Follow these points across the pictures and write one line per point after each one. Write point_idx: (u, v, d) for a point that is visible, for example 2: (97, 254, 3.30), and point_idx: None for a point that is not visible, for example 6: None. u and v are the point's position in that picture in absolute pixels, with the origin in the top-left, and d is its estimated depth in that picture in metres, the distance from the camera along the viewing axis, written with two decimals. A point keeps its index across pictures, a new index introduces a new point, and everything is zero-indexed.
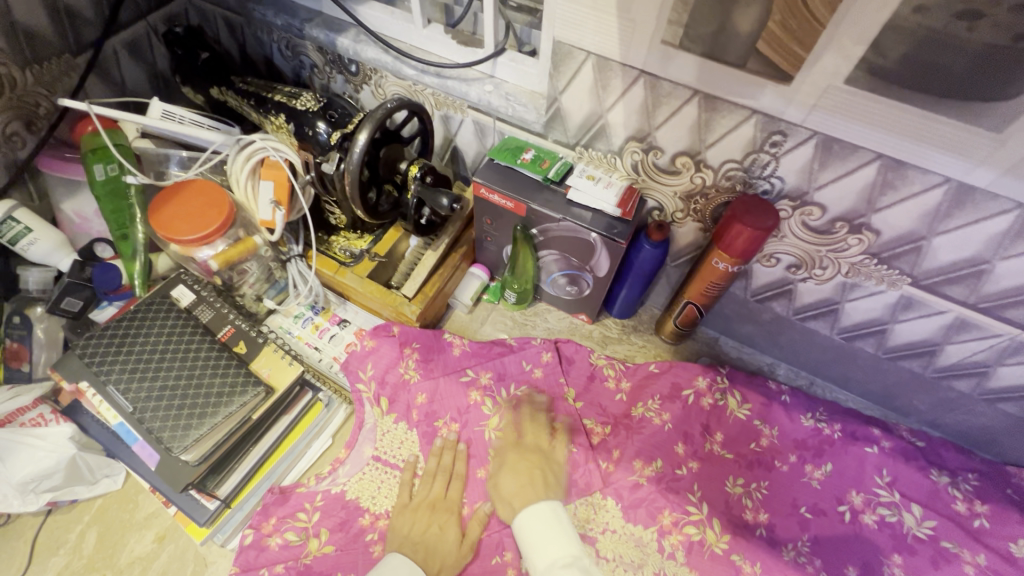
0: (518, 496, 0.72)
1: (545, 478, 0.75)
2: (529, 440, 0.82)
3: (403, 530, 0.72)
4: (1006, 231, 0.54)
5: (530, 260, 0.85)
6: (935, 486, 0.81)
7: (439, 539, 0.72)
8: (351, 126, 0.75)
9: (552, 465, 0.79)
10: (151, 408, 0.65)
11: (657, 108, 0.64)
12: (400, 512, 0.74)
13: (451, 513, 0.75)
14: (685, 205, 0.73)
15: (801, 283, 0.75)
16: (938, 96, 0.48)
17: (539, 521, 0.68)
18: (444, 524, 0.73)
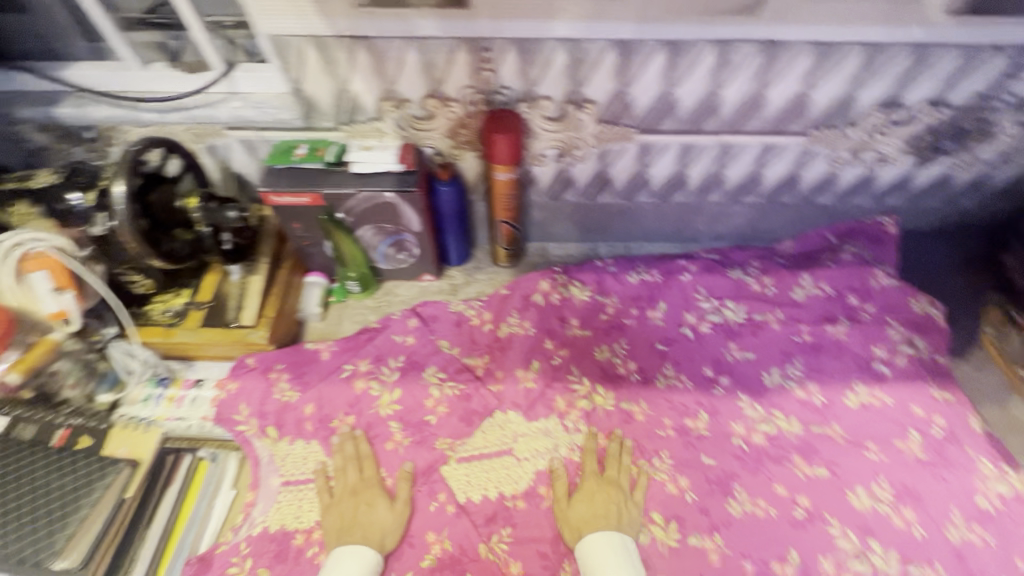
0: (583, 518, 0.74)
1: (617, 514, 0.74)
2: (609, 488, 0.78)
3: (336, 525, 0.74)
4: (666, 64, 0.71)
5: (353, 244, 0.90)
6: (737, 281, 1.02)
7: (371, 513, 0.76)
8: (105, 183, 0.77)
9: (629, 504, 0.77)
10: (6, 537, 0.65)
11: (387, 65, 0.72)
12: (327, 512, 0.76)
13: (375, 487, 0.79)
14: (455, 140, 0.83)
15: (572, 168, 0.89)
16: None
17: (608, 545, 0.69)
18: (372, 500, 0.77)
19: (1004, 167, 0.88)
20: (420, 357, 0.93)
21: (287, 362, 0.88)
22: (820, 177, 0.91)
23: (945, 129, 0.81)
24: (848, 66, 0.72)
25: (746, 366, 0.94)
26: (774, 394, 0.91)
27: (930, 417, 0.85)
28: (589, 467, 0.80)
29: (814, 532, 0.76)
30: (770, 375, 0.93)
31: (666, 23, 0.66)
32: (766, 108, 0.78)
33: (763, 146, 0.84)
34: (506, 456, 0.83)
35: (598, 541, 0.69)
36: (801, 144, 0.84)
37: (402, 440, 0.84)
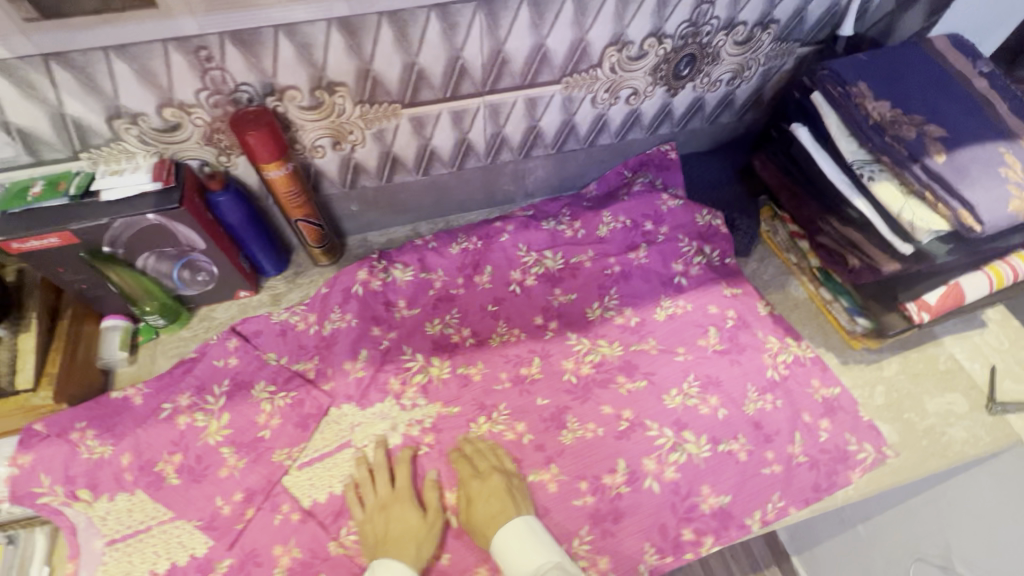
0: (486, 519, 0.74)
1: (513, 498, 0.76)
2: (489, 476, 0.78)
3: (370, 541, 0.73)
4: (395, 37, 0.73)
5: (137, 277, 0.84)
6: (553, 231, 1.06)
7: (402, 526, 0.74)
8: None
9: (518, 483, 0.79)
10: None
11: (99, 81, 0.67)
12: (362, 530, 0.75)
13: (401, 500, 0.77)
14: (216, 146, 0.80)
15: (355, 154, 0.89)
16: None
17: (513, 539, 0.70)
18: (399, 510, 0.75)
19: (739, 82, 1.00)
20: (246, 376, 0.88)
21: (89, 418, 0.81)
22: (592, 119, 0.98)
23: (676, 57, 0.90)
24: (566, 13, 0.78)
25: (570, 307, 1.00)
26: (597, 326, 0.98)
27: (723, 313, 0.96)
28: (466, 473, 0.79)
29: (636, 439, 0.84)
30: (591, 310, 1.00)
31: None
32: (512, 63, 0.82)
33: (526, 99, 0.89)
34: (346, 451, 0.82)
35: (507, 538, 0.70)
36: (559, 92, 0.90)
37: (235, 464, 0.81)
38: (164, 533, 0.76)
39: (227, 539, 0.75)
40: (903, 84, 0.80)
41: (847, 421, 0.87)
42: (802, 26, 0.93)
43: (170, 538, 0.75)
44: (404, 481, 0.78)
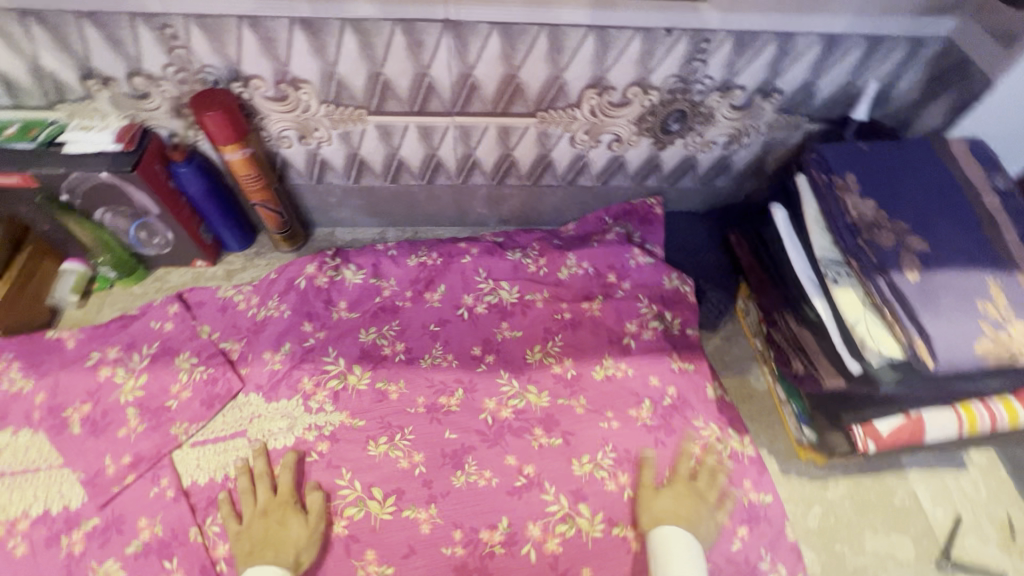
0: (659, 514, 0.74)
1: (695, 517, 0.73)
2: (684, 489, 0.77)
3: (245, 548, 0.70)
4: (359, 45, 0.73)
5: (92, 228, 0.87)
6: (515, 262, 1.03)
7: (285, 532, 0.71)
8: None
9: (710, 510, 0.75)
10: None
11: (71, 41, 0.70)
12: (238, 541, 0.72)
13: (286, 507, 0.74)
14: (184, 120, 0.83)
15: (321, 150, 0.89)
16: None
17: (673, 542, 0.68)
18: (282, 516, 0.73)
19: (736, 148, 0.93)
20: (175, 343, 0.90)
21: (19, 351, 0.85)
22: (570, 159, 0.94)
23: (663, 111, 0.85)
24: (541, 48, 0.75)
25: (511, 343, 0.96)
26: (533, 370, 0.92)
27: (664, 387, 0.89)
28: (685, 462, 0.81)
29: (527, 499, 0.80)
30: (532, 352, 0.95)
31: (340, 1, 0.68)
32: (483, 89, 0.80)
33: (498, 127, 0.86)
34: (239, 440, 0.82)
35: (670, 537, 0.69)
36: (535, 126, 0.87)
37: (135, 427, 0.82)
38: (49, 477, 0.78)
39: (100, 499, 0.76)
40: (897, 184, 0.72)
41: (766, 536, 0.79)
42: (810, 100, 0.85)
43: (51, 484, 0.77)
44: (285, 486, 0.77)
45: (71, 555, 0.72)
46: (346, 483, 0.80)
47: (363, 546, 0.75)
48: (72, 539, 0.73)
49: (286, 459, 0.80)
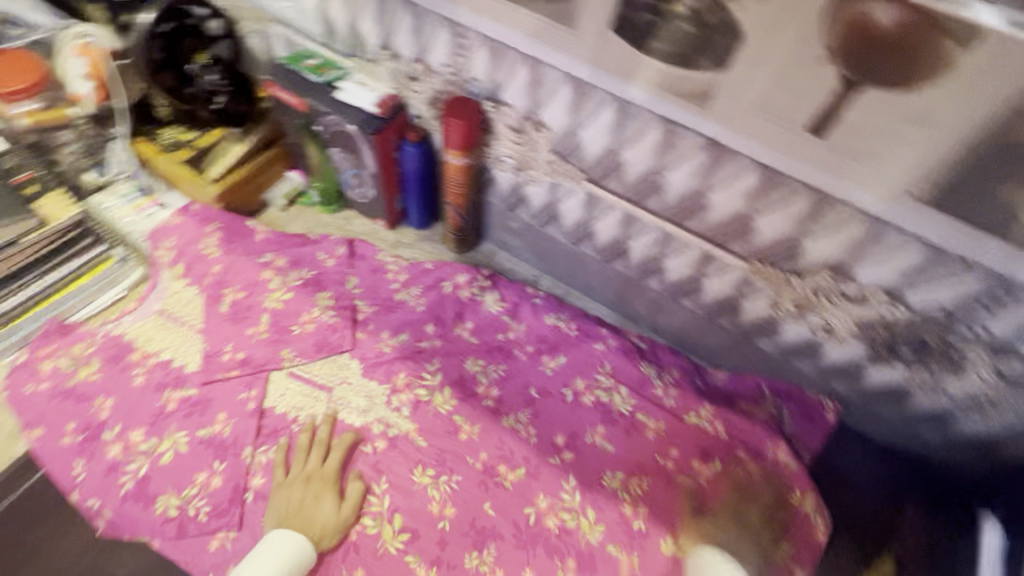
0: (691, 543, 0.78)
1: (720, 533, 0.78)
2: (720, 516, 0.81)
3: (281, 509, 0.74)
4: (613, 121, 0.71)
5: (323, 158, 0.99)
6: (644, 377, 0.94)
7: (318, 508, 0.75)
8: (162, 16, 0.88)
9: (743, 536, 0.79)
10: None
11: (389, 16, 0.79)
12: (276, 493, 0.76)
13: (327, 482, 0.78)
14: (434, 110, 0.89)
15: (527, 186, 0.90)
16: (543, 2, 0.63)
17: (703, 561, 0.72)
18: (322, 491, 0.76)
19: (973, 415, 0.73)
20: (326, 280, 1.00)
21: (224, 224, 1.00)
22: (760, 316, 0.83)
23: (900, 330, 0.71)
24: (796, 207, 0.66)
25: (596, 456, 0.88)
26: (600, 496, 0.84)
27: None
28: (687, 511, 0.83)
29: None
30: (610, 478, 0.86)
31: (617, 78, 0.65)
32: (709, 212, 0.73)
33: (703, 252, 0.79)
34: (322, 394, 0.87)
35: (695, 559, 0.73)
36: (742, 269, 0.78)
37: (261, 332, 0.92)
38: (186, 336, 0.90)
39: (207, 376, 0.86)
40: None
41: None
42: None
43: (185, 341, 0.90)
44: (335, 461, 0.80)
45: (163, 408, 0.83)
46: (380, 492, 0.80)
47: (360, 562, 0.75)
48: (171, 396, 0.84)
49: (345, 435, 0.83)
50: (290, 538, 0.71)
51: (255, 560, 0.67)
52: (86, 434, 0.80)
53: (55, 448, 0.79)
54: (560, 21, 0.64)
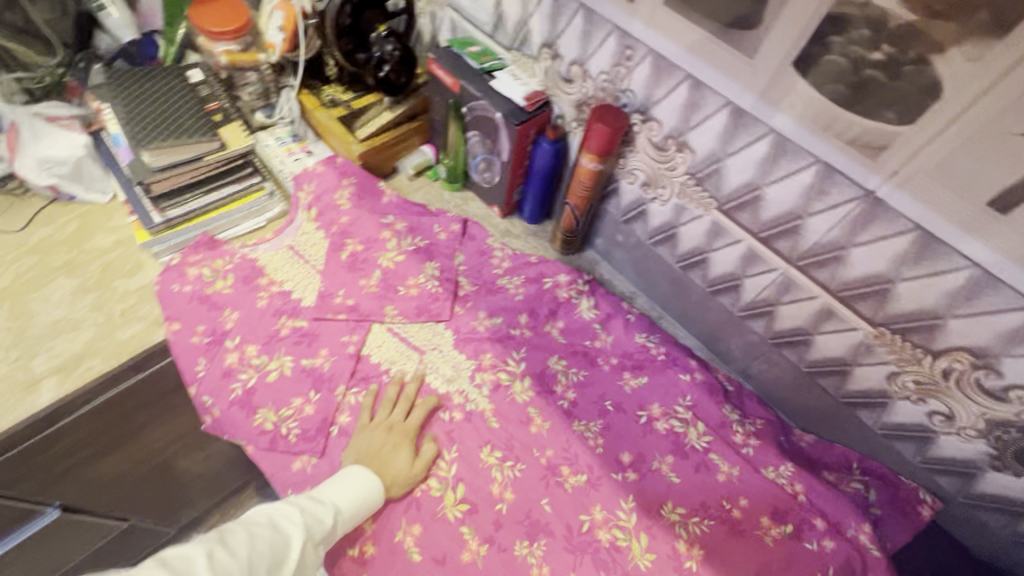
0: None
1: None
2: None
3: (362, 449, 0.81)
4: (765, 156, 0.69)
5: (460, 138, 1.04)
6: (725, 419, 0.91)
7: (393, 461, 0.80)
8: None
9: None
10: (139, 130, 0.86)
11: (559, 17, 0.83)
12: (359, 433, 0.83)
13: (405, 435, 0.82)
14: (578, 113, 0.92)
15: (651, 203, 0.90)
16: (725, 27, 0.64)
17: None
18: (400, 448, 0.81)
19: None
20: (436, 251, 1.05)
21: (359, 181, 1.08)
22: (871, 387, 0.78)
23: None
24: (949, 282, 0.62)
25: (660, 484, 0.87)
26: (657, 525, 0.83)
27: None
28: None
29: None
30: (670, 509, 0.85)
31: (783, 115, 0.64)
32: (846, 267, 0.70)
33: (825, 305, 0.76)
34: (414, 354, 0.92)
35: None
36: (866, 332, 0.74)
37: (372, 285, 0.99)
38: (307, 273, 0.99)
39: (318, 313, 0.94)
40: None
41: None
42: None
43: (305, 278, 0.98)
44: (415, 422, 0.84)
45: (277, 332, 0.91)
46: (448, 459, 0.84)
47: (419, 519, 0.79)
48: (286, 323, 0.92)
49: (427, 400, 0.87)
50: (366, 479, 0.77)
51: (339, 489, 0.75)
52: (212, 338, 0.89)
53: (186, 343, 0.88)
54: (739, 49, 0.64)
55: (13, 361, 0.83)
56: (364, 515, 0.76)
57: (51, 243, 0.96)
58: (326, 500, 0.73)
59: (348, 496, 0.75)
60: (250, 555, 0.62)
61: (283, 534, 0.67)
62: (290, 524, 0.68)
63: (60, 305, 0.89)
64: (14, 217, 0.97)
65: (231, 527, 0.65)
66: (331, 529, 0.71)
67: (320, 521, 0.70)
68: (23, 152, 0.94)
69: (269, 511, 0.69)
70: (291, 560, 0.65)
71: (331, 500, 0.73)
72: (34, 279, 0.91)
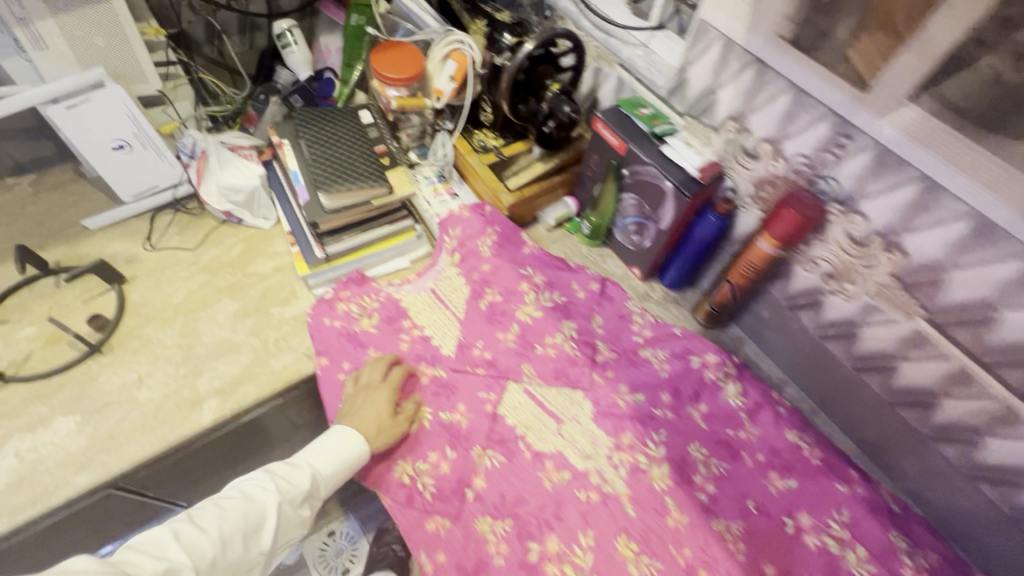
0: None
1: None
2: None
3: (349, 412, 0.83)
4: (1012, 278, 0.61)
5: (613, 199, 1.01)
6: (891, 546, 0.80)
7: (373, 412, 0.82)
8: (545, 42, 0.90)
9: None
10: (319, 174, 0.88)
11: (758, 93, 0.77)
12: (348, 399, 0.85)
13: (387, 393, 0.84)
14: (755, 190, 0.86)
15: (830, 295, 0.82)
16: (992, 135, 0.56)
17: None
18: (377, 400, 0.83)
19: None
20: (573, 310, 1.02)
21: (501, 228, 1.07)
22: None
23: None
24: None
25: None
26: None
27: None
28: None
29: None
30: None
31: None
32: None
33: None
34: (552, 421, 0.88)
35: None
36: None
37: (509, 340, 0.97)
38: (447, 320, 0.98)
39: (457, 364, 0.93)
40: None
41: None
42: None
43: (445, 325, 0.97)
44: (394, 379, 0.86)
45: (418, 380, 0.91)
46: (582, 545, 0.79)
47: None
48: (426, 371, 0.92)
49: (387, 359, 0.88)
50: (347, 437, 0.80)
51: (316, 451, 0.78)
52: (356, 378, 0.90)
53: (333, 380, 0.90)
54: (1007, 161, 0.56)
55: (181, 378, 0.88)
56: (349, 472, 0.80)
57: (218, 263, 1.02)
58: (303, 463, 0.77)
59: (327, 458, 0.78)
60: (221, 530, 0.68)
61: (256, 505, 0.71)
62: (264, 492, 0.73)
63: (223, 327, 0.94)
64: (190, 236, 1.04)
65: (201, 504, 0.70)
66: (310, 490, 0.76)
67: (296, 488, 0.75)
68: (208, 179, 1.01)
69: (243, 482, 0.73)
70: (269, 526, 0.72)
71: (307, 463, 0.77)
72: (203, 298, 0.97)
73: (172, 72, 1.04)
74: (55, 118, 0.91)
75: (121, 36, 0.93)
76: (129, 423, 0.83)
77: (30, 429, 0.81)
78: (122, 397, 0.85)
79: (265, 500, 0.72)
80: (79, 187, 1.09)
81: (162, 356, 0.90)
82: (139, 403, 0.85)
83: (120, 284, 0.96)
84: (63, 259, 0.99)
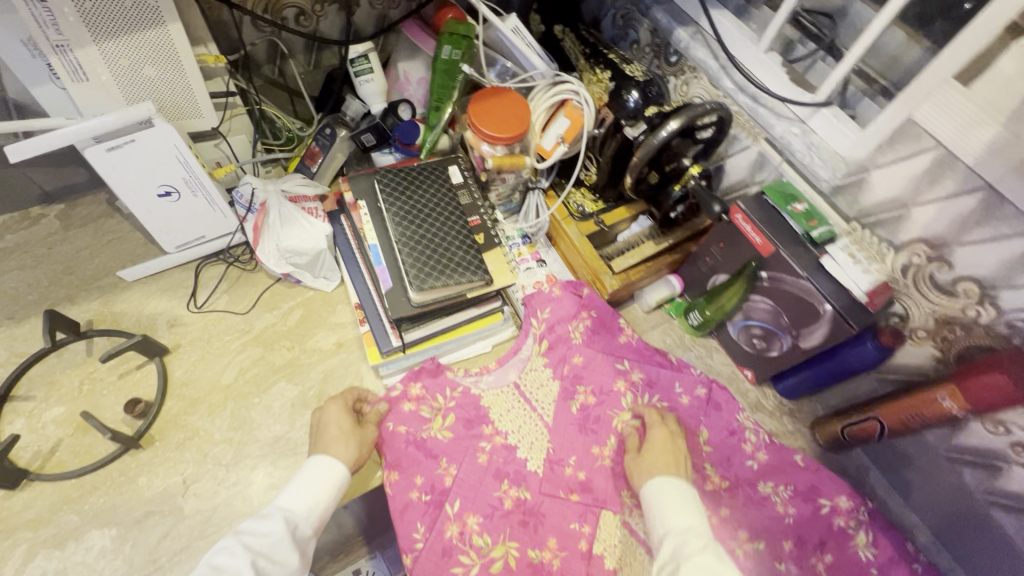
0: None
1: None
2: None
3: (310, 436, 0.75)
4: None
5: (738, 297, 0.86)
6: None
7: (334, 427, 0.73)
8: (690, 117, 0.74)
9: None
10: (412, 263, 0.75)
11: (976, 225, 0.62)
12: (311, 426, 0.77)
13: (341, 404, 0.77)
14: (935, 328, 0.70)
15: (1017, 467, 0.68)
16: None
17: None
18: (331, 416, 0.75)
19: None
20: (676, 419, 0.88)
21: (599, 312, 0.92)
22: None
23: None
24: None
25: None
26: None
27: None
28: None
29: None
30: None
31: None
32: None
33: None
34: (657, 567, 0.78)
35: None
36: None
37: (606, 458, 0.83)
38: (535, 427, 0.85)
39: (547, 486, 0.80)
40: None
41: None
42: None
43: (531, 433, 0.84)
44: (342, 394, 0.79)
45: (501, 504, 0.78)
46: None
47: None
48: (509, 492, 0.79)
49: (346, 391, 0.80)
50: (321, 466, 0.67)
51: (287, 493, 0.64)
52: (431, 498, 0.77)
53: (404, 500, 0.77)
54: None
55: (231, 486, 0.75)
56: (332, 501, 0.66)
57: (273, 333, 0.88)
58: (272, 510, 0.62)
59: (299, 495, 0.64)
60: None
61: (228, 574, 0.54)
62: (233, 558, 0.55)
63: (280, 419, 0.81)
64: (238, 298, 0.90)
65: None
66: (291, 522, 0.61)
67: (275, 530, 0.59)
68: (267, 237, 0.87)
69: (207, 558, 0.56)
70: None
71: (277, 508, 0.62)
72: (257, 380, 0.84)
73: (231, 101, 0.87)
74: (93, 160, 0.75)
75: (175, 64, 0.77)
76: (173, 542, 0.71)
77: (58, 545, 0.69)
78: (165, 507, 0.73)
79: (237, 563, 0.54)
80: (114, 223, 0.94)
81: (209, 454, 0.77)
82: (184, 516, 0.73)
83: (161, 356, 0.83)
84: (95, 318, 0.86)
